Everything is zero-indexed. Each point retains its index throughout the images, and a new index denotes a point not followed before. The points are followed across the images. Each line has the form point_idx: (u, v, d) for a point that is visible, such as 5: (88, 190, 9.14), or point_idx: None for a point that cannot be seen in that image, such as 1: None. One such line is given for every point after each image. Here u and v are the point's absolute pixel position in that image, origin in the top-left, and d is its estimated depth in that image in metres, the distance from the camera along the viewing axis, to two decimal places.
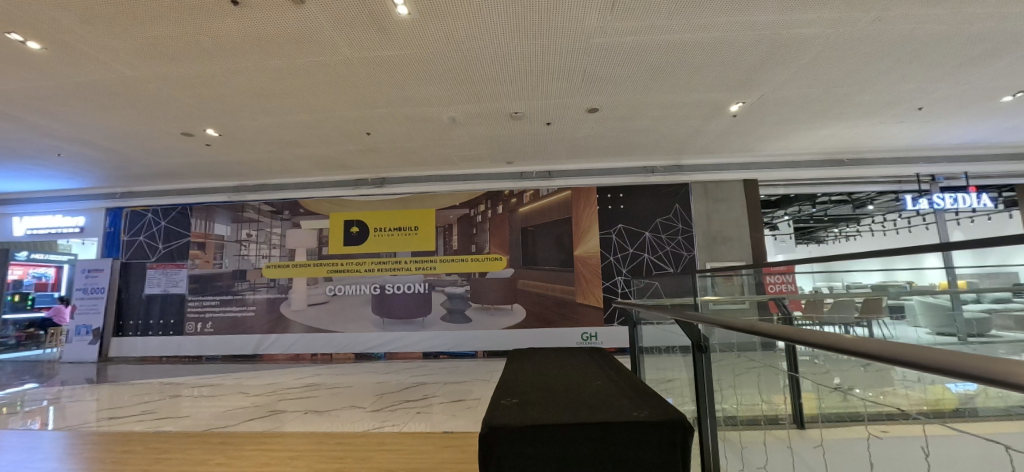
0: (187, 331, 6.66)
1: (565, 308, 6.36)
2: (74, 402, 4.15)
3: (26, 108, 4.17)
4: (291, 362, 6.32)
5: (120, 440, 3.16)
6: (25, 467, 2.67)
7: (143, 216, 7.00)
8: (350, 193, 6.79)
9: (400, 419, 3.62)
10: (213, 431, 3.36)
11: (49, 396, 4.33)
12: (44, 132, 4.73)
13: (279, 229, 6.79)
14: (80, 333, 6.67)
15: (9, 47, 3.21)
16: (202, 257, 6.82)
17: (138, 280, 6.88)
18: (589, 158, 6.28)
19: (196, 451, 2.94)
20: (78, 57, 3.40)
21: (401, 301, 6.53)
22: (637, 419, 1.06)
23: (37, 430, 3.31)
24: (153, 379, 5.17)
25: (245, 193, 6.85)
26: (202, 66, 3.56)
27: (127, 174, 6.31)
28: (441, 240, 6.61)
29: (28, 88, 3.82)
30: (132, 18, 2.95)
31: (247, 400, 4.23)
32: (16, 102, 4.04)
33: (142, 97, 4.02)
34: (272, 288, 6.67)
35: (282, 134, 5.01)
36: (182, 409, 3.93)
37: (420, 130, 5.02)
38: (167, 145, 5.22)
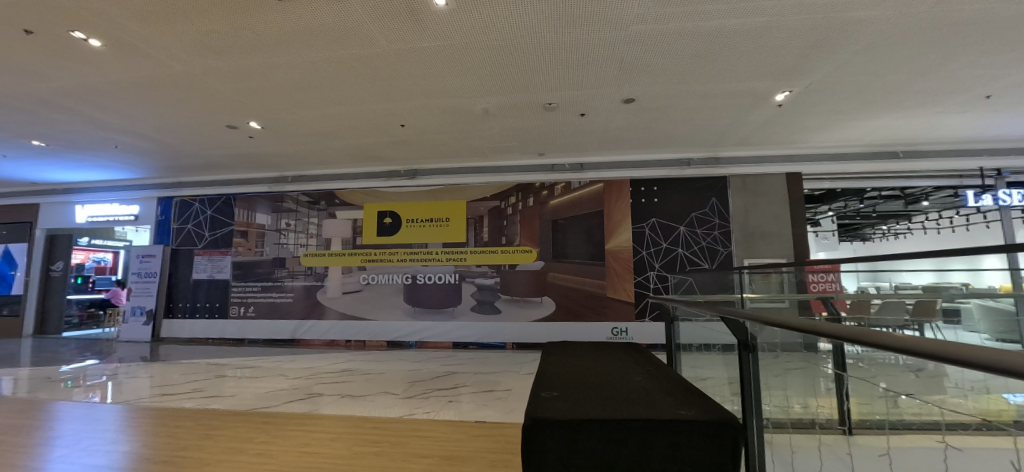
0: (231, 314, 7.00)
1: (595, 301, 6.29)
2: (129, 378, 4.43)
3: (87, 104, 4.45)
4: (326, 348, 6.55)
5: (172, 415, 3.36)
6: (89, 437, 2.87)
7: (190, 205, 7.37)
8: (383, 184, 6.90)
9: (431, 407, 3.70)
10: (255, 410, 3.52)
11: (107, 372, 4.66)
12: (101, 125, 5.02)
13: (316, 219, 6.99)
14: (135, 314, 7.14)
15: (73, 45, 3.42)
16: (245, 245, 7.12)
17: (185, 266, 7.26)
18: (622, 149, 6.13)
19: (241, 429, 3.10)
20: (133, 54, 3.58)
21: (432, 291, 6.62)
22: (682, 418, 1.03)
23: (98, 403, 3.57)
24: (200, 359, 5.46)
25: (285, 183, 7.10)
26: (246, 60, 3.68)
27: (176, 165, 6.65)
28: (472, 232, 6.65)
29: (88, 84, 4.06)
30: (182, 14, 3.06)
31: (287, 382, 4.41)
32: (78, 98, 4.32)
33: (191, 91, 4.21)
34: (309, 276, 6.91)
35: (319, 127, 5.15)
36: (227, 389, 4.14)
37: (453, 121, 5.02)
38: (213, 137, 5.44)
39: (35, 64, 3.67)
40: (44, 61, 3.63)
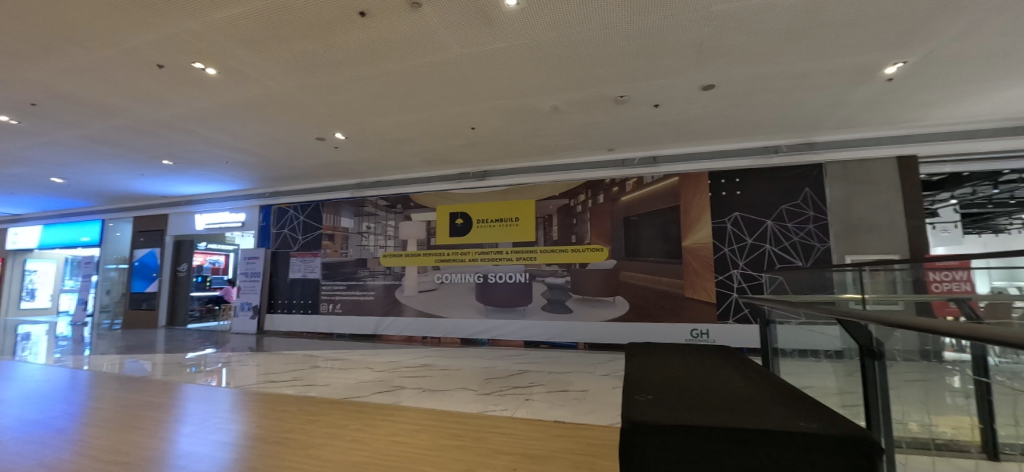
0: (322, 310, 7.67)
1: (671, 301, 5.99)
2: (241, 366, 5.02)
3: (204, 125, 5.11)
4: (404, 343, 6.93)
5: (280, 400, 3.74)
6: (211, 417, 3.28)
7: (286, 212, 8.18)
8: (454, 186, 7.17)
9: (509, 404, 3.75)
10: (348, 399, 3.81)
11: (223, 360, 5.31)
12: (215, 144, 5.75)
13: (393, 221, 7.41)
14: (243, 308, 8.09)
15: (195, 75, 3.93)
16: (332, 247, 7.76)
17: (282, 266, 8.07)
18: (699, 140, 5.79)
19: (338, 416, 3.37)
20: (241, 79, 4.03)
21: (502, 290, 6.73)
22: (815, 433, 0.83)
23: (216, 387, 4.08)
24: (298, 351, 6.05)
25: (366, 189, 7.67)
26: (334, 76, 4.00)
27: (274, 176, 7.42)
28: (541, 231, 6.65)
29: (206, 109, 4.66)
30: (283, 39, 3.40)
31: (372, 375, 4.72)
32: (198, 121, 4.98)
33: (287, 108, 4.67)
34: (388, 275, 7.36)
35: (396, 134, 5.46)
36: (322, 378, 4.53)
37: (520, 121, 5.05)
38: (303, 149, 5.99)
39: (167, 94, 4.29)
40: (174, 91, 4.22)
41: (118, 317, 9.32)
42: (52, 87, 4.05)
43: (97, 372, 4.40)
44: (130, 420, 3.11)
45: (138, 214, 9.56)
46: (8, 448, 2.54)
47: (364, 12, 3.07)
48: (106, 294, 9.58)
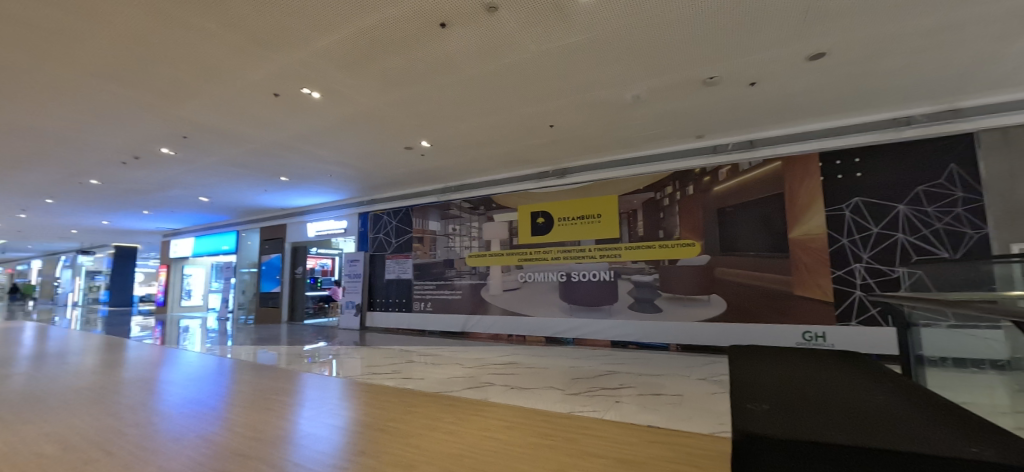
0: (415, 308, 8.22)
1: (778, 300, 5.38)
2: (347, 358, 5.57)
3: (312, 144, 5.76)
4: (491, 341, 7.16)
5: (383, 391, 4.07)
6: (324, 403, 3.65)
7: (381, 217, 8.92)
8: (535, 186, 7.24)
9: (598, 406, 3.66)
10: (441, 393, 4.02)
11: (333, 353, 5.94)
12: (321, 160, 6.46)
13: (477, 222, 7.69)
14: (348, 307, 8.99)
15: (305, 101, 4.43)
16: (422, 249, 8.27)
17: (380, 268, 8.82)
18: (806, 118, 5.14)
19: (433, 409, 3.57)
20: (340, 100, 4.46)
21: (586, 289, 6.63)
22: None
23: (328, 376, 4.56)
24: (396, 346, 6.55)
25: (451, 193, 8.06)
26: (419, 87, 4.24)
27: (369, 185, 8.13)
28: (625, 227, 6.43)
29: (313, 130, 5.24)
30: (375, 59, 3.68)
31: (462, 370, 4.93)
32: (307, 141, 5.63)
33: (379, 122, 5.07)
34: (474, 275, 7.65)
35: (475, 138, 5.64)
36: (417, 372, 4.84)
37: (599, 114, 4.91)
38: (394, 159, 6.46)
39: (283, 120, 4.90)
40: (288, 117, 4.80)
41: (251, 313, 10.90)
42: (198, 122, 4.84)
43: (239, 360, 5.18)
44: (263, 402, 3.59)
45: (263, 225, 11.14)
46: (176, 420, 3.07)
47: (444, 23, 3.20)
48: (241, 294, 11.21)
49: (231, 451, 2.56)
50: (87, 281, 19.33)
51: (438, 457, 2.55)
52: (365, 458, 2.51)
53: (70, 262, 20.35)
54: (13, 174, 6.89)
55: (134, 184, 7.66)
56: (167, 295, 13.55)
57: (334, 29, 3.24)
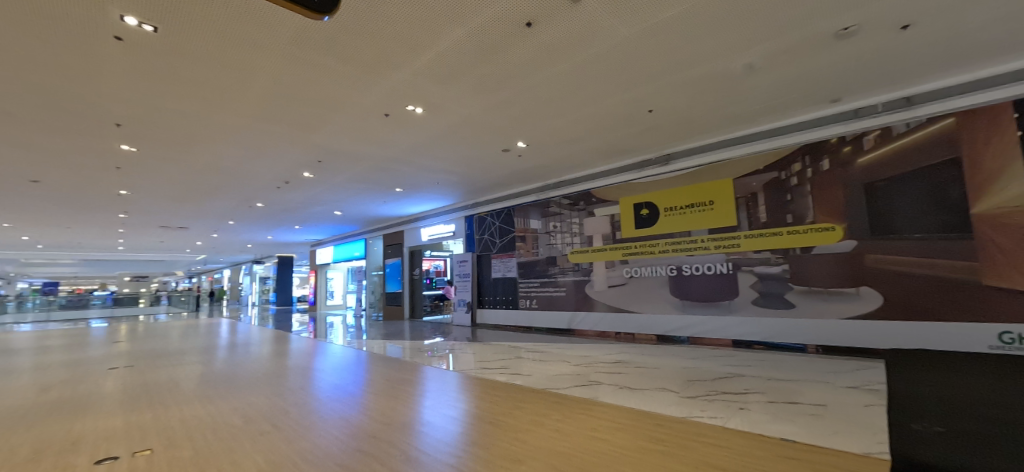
0: (521, 305, 8.50)
1: (959, 293, 4.29)
2: (461, 353, 5.94)
3: (421, 157, 6.29)
4: (599, 338, 7.03)
5: (494, 386, 4.22)
6: (443, 394, 3.94)
7: (485, 219, 9.38)
8: (636, 176, 6.87)
9: (719, 412, 3.31)
10: (550, 390, 4.04)
11: (449, 348, 6.39)
12: (430, 170, 7.03)
13: (578, 218, 7.65)
14: (460, 305, 9.64)
15: (413, 118, 4.82)
16: (525, 247, 8.52)
17: (487, 267, 9.30)
18: (994, 58, 4.00)
19: (541, 405, 3.60)
20: (442, 114, 4.78)
21: (701, 283, 6.13)
22: None
23: (445, 369, 4.91)
24: (506, 342, 6.81)
25: (550, 191, 8.10)
26: (511, 90, 4.33)
27: (471, 189, 8.58)
28: (743, 213, 5.78)
29: (422, 144, 5.71)
30: (469, 70, 3.86)
31: (570, 368, 4.90)
32: (417, 155, 6.15)
33: (478, 129, 5.32)
34: (577, 271, 7.61)
35: (570, 133, 5.58)
36: (525, 368, 4.95)
37: (704, 91, 4.49)
38: (494, 162, 6.73)
39: (397, 138, 5.43)
40: (398, 134, 5.29)
41: (378, 311, 12.34)
42: (330, 148, 5.60)
43: (372, 352, 5.87)
44: (394, 390, 3.99)
45: (385, 232, 12.52)
46: (329, 403, 3.57)
47: (530, 23, 3.21)
48: (371, 294, 12.76)
49: (371, 432, 2.88)
50: (260, 285, 23.94)
51: (552, 453, 2.56)
52: (484, 447, 2.62)
53: (248, 270, 25.40)
54: (207, 204, 8.78)
55: (288, 204, 9.22)
56: (315, 297, 16.07)
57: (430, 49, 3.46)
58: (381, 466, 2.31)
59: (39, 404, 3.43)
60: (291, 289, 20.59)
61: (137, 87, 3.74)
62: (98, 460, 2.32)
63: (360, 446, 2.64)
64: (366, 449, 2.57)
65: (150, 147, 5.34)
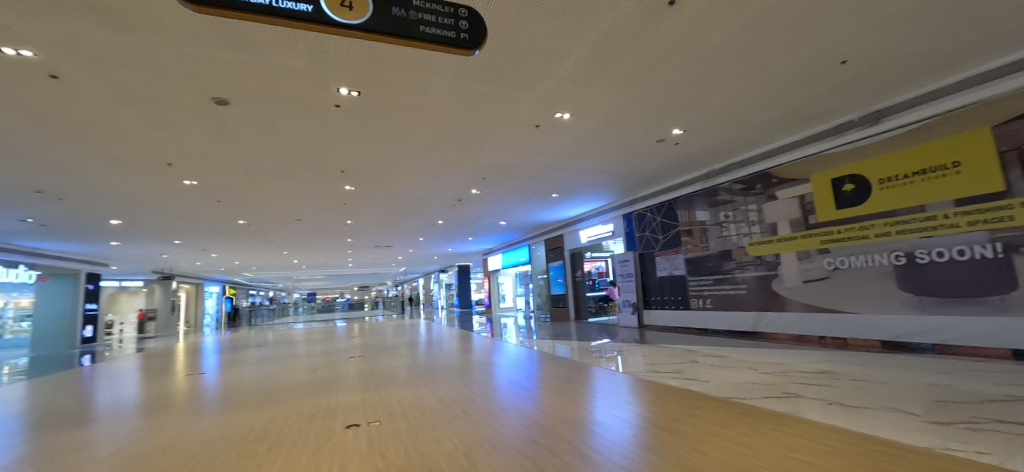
0: (693, 305, 8.01)
1: None
2: (630, 355, 5.79)
3: (575, 162, 6.42)
4: (795, 343, 6.03)
5: (665, 390, 3.91)
6: (614, 395, 3.83)
7: (645, 216, 9.10)
8: (831, 144, 5.62)
9: (999, 448, 2.33)
10: (732, 399, 3.49)
11: (617, 349, 6.32)
12: (584, 174, 7.13)
13: (755, 204, 6.75)
14: (624, 305, 9.59)
15: (561, 125, 4.91)
16: (692, 242, 8.00)
17: (652, 266, 9.09)
18: None
19: (722, 416, 2.99)
20: (589, 116, 4.75)
21: (951, 273, 4.62)
22: None
23: (614, 371, 4.83)
24: (677, 345, 6.37)
25: (716, 178, 7.25)
26: (658, 78, 4.00)
27: (624, 187, 8.35)
28: (1018, 172, 4.07)
29: (572, 149, 5.81)
30: (610, 67, 3.70)
31: (758, 376, 4.25)
32: (568, 160, 6.29)
33: (626, 124, 5.11)
34: (760, 265, 6.73)
35: (733, 109, 4.87)
36: (702, 374, 4.51)
37: (931, 19, 3.36)
38: (648, 155, 6.39)
39: (551, 147, 5.65)
40: (549, 144, 5.51)
41: (547, 312, 13.29)
42: (492, 165, 6.19)
43: (542, 352, 6.21)
44: (564, 389, 4.08)
45: (547, 237, 13.24)
46: (507, 397, 3.86)
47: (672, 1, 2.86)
48: (539, 296, 13.97)
49: (545, 420, 2.98)
50: (447, 290, 28.05)
51: (735, 456, 2.26)
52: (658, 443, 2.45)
53: (437, 278, 30.07)
54: (403, 225, 10.73)
55: (462, 219, 10.57)
56: (490, 300, 18.05)
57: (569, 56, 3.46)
58: (562, 450, 2.31)
59: (316, 380, 4.68)
60: (470, 293, 23.52)
61: (355, 139, 4.80)
62: (348, 424, 2.93)
63: (538, 432, 2.70)
64: (543, 437, 2.60)
65: (367, 185, 6.82)
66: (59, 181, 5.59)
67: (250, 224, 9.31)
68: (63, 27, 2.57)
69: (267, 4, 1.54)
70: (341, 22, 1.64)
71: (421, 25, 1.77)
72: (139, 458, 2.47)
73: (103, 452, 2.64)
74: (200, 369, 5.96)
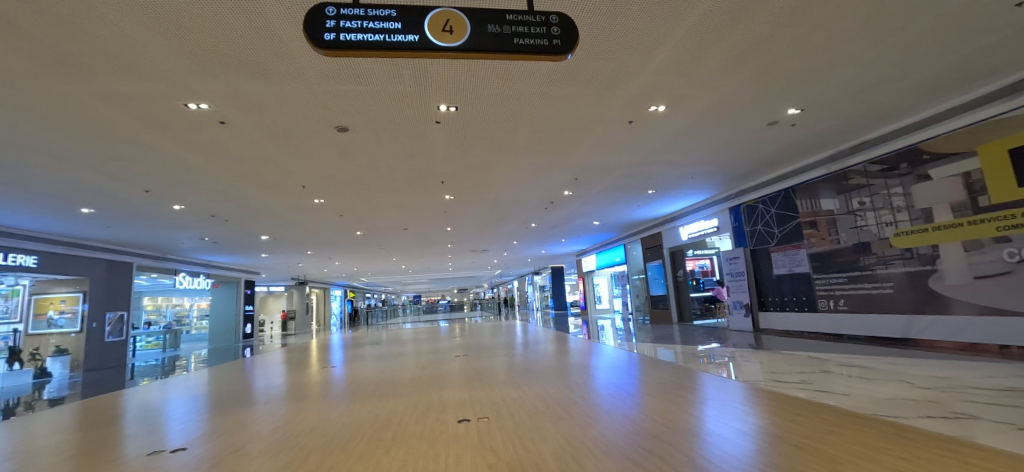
0: (821, 307, 7.03)
1: None
2: (745, 362, 5.26)
3: (672, 156, 6.04)
4: (964, 353, 4.94)
5: (788, 402, 3.42)
6: (724, 402, 3.53)
7: (756, 208, 8.28)
8: (1005, 106, 4.46)
9: None
10: (877, 417, 2.89)
11: (727, 355, 5.80)
12: (682, 167, 6.68)
13: (899, 187, 5.68)
14: (736, 307, 8.89)
15: (653, 118, 4.62)
16: (817, 235, 7.07)
17: (766, 263, 8.22)
18: None
19: (866, 435, 2.48)
20: (684, 107, 4.39)
21: None
22: None
23: (726, 379, 4.41)
24: (801, 352, 5.65)
25: (845, 159, 6.27)
26: (764, 59, 3.52)
27: (729, 178, 7.66)
28: None
29: (668, 142, 5.45)
30: (703, 54, 3.35)
31: (916, 392, 3.54)
32: (663, 154, 5.94)
33: (728, 113, 4.62)
34: (911, 260, 5.63)
35: (864, 80, 4.11)
36: (838, 386, 3.90)
37: None
38: (756, 142, 5.73)
39: (645, 142, 5.38)
40: (643, 140, 5.29)
41: (646, 314, 12.80)
42: (583, 165, 6.12)
43: (643, 355, 5.97)
44: (666, 394, 3.89)
45: (643, 235, 12.71)
46: (605, 399, 3.80)
47: None
48: (637, 298, 13.67)
49: (649, 424, 2.87)
50: (542, 292, 28.40)
51: (887, 470, 1.94)
52: (786, 452, 2.20)
53: (531, 281, 30.59)
54: (498, 229, 11.15)
55: (555, 221, 10.65)
56: (586, 301, 18.00)
57: (660, 50, 3.27)
58: (669, 454, 2.21)
59: (427, 377, 5.08)
60: (564, 294, 23.49)
61: (453, 151, 5.08)
62: (459, 419, 3.13)
63: (643, 436, 2.60)
64: (648, 442, 2.48)
65: (466, 194, 7.22)
66: (227, 206, 6.87)
67: (366, 235, 10.46)
68: (228, 83, 3.18)
69: (383, 40, 1.74)
70: (443, 46, 1.76)
71: (515, 37, 1.82)
72: (296, 436, 2.92)
73: (269, 430, 3.17)
74: (328, 364, 6.82)
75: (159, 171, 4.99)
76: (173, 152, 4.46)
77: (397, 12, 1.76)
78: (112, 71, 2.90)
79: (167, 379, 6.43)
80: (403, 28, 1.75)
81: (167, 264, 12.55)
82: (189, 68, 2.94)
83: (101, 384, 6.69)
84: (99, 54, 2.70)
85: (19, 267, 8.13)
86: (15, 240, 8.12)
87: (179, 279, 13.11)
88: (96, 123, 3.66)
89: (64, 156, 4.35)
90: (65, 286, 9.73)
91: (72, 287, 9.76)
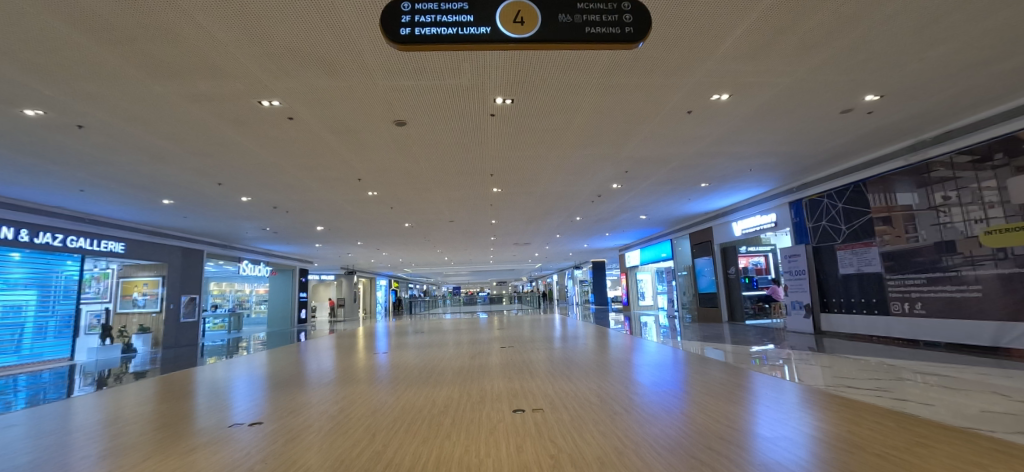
0: (894, 310, 6.54)
1: None
2: (804, 365, 5.00)
3: (731, 147, 5.77)
4: None
5: (865, 409, 3.21)
6: (779, 403, 3.42)
7: (821, 202, 7.80)
8: None
9: None
10: (971, 431, 2.66)
11: (783, 357, 5.54)
12: (741, 159, 6.38)
13: (991, 180, 5.15)
14: (795, 307, 8.42)
15: (714, 107, 4.43)
16: (892, 232, 6.57)
17: (831, 262, 7.75)
18: None
19: (963, 450, 2.28)
20: (748, 96, 4.18)
21: None
22: None
23: (781, 379, 4.25)
24: (869, 357, 5.31)
25: (928, 149, 5.77)
26: (842, 42, 3.27)
27: (791, 171, 7.24)
28: None
29: (728, 133, 5.21)
30: (775, 38, 3.16)
31: (1015, 406, 3.20)
32: (722, 145, 5.69)
33: (796, 100, 4.34)
34: (1004, 261, 5.09)
35: (959, 62, 3.72)
36: (920, 396, 3.60)
37: None
38: (826, 131, 5.37)
39: (705, 132, 5.16)
40: (701, 131, 5.08)
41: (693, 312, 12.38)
42: (637, 157, 5.97)
43: (690, 353, 5.83)
44: (722, 392, 3.78)
45: (692, 230, 12.26)
46: (651, 394, 3.78)
47: None
48: (683, 295, 13.24)
49: (707, 422, 2.82)
50: (582, 287, 28.08)
51: None
52: (865, 460, 2.09)
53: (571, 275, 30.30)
54: (543, 222, 11.11)
55: (600, 215, 10.48)
56: (629, 297, 17.70)
57: (728, 37, 3.11)
58: (732, 453, 2.19)
59: (478, 367, 5.19)
60: (606, 290, 23.12)
61: (507, 143, 5.09)
62: (515, 409, 3.18)
63: (701, 433, 2.57)
64: (707, 439, 2.45)
65: (515, 186, 7.24)
66: (288, 199, 7.28)
67: (414, 226, 10.74)
68: (299, 81, 3.34)
69: (456, 33, 1.76)
70: (517, 38, 1.76)
71: (587, 26, 1.79)
72: (363, 416, 3.08)
73: (338, 409, 3.38)
74: (379, 350, 7.12)
75: (232, 165, 5.36)
76: (246, 147, 4.77)
77: (470, 5, 1.79)
78: (199, 72, 3.13)
79: (233, 359, 6.95)
80: (475, 21, 1.78)
81: (233, 252, 13.50)
82: (265, 68, 3.12)
83: (178, 360, 7.34)
84: (188, 56, 2.92)
85: (110, 252, 9.06)
86: (108, 228, 9.04)
87: (242, 266, 14.06)
88: (182, 120, 3.97)
89: (154, 151, 4.76)
90: (147, 270, 10.82)
91: (154, 271, 10.82)
